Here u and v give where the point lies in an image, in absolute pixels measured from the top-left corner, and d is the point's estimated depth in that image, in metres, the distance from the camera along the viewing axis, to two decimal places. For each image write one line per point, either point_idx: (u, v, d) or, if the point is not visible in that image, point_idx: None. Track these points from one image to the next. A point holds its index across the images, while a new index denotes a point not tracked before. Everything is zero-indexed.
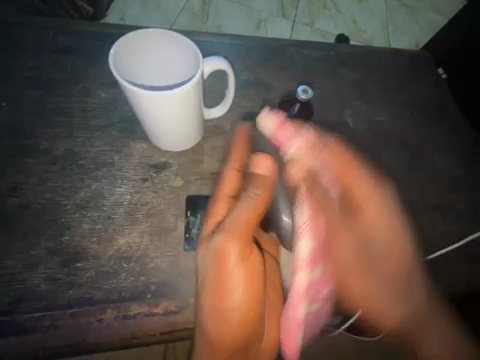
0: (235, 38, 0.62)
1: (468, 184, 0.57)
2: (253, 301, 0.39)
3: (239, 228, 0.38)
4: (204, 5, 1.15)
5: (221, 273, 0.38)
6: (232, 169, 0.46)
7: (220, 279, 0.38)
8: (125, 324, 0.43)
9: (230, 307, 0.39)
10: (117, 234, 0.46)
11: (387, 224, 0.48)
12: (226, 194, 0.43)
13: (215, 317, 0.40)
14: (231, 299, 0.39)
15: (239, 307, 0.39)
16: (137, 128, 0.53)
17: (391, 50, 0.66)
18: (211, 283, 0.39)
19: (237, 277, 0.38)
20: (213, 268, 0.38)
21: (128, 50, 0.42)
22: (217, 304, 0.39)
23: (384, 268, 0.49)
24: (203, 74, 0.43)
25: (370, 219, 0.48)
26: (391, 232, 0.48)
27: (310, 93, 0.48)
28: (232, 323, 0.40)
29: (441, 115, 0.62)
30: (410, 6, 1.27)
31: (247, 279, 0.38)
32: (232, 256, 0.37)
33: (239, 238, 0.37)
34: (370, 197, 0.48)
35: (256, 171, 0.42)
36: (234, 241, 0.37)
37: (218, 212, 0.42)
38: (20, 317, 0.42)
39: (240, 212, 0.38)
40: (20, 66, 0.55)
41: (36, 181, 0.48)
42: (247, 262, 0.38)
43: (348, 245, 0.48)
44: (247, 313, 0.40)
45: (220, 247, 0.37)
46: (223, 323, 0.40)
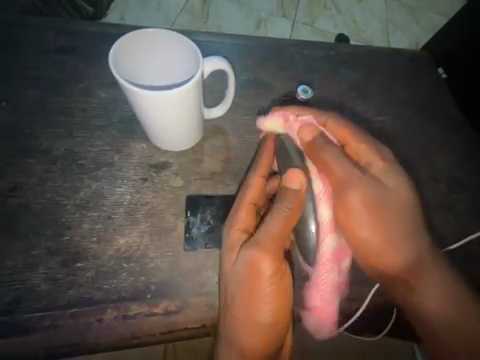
0: (235, 38, 0.62)
1: (468, 183, 0.57)
2: (283, 312, 0.41)
3: (272, 244, 0.40)
4: (204, 5, 1.15)
5: (255, 289, 0.40)
6: (257, 178, 0.45)
7: (252, 294, 0.40)
8: (125, 323, 0.43)
9: (261, 319, 0.41)
10: (117, 234, 0.46)
11: (393, 183, 0.45)
12: (248, 201, 0.45)
13: (246, 327, 0.42)
14: (261, 312, 0.41)
15: (269, 320, 0.41)
16: (137, 128, 0.53)
17: (391, 50, 0.66)
18: (242, 295, 0.41)
19: (268, 293, 0.40)
20: (246, 282, 0.40)
21: (128, 50, 0.42)
22: (248, 313, 0.41)
23: (404, 221, 0.44)
24: (203, 74, 0.43)
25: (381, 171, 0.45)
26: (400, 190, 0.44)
27: (308, 94, 0.48)
28: (262, 332, 0.42)
29: (441, 115, 0.62)
30: (410, 5, 1.27)
31: (277, 296, 0.41)
32: (265, 272, 0.39)
33: (273, 251, 0.39)
34: (371, 156, 0.46)
35: (288, 187, 0.41)
36: (268, 258, 0.39)
37: (242, 220, 0.44)
38: (20, 316, 0.41)
39: (274, 224, 0.40)
40: (20, 66, 0.55)
41: (36, 181, 0.48)
42: (279, 278, 0.40)
43: (377, 190, 0.43)
44: (276, 322, 0.42)
45: (254, 264, 0.40)
46: (253, 333, 0.42)
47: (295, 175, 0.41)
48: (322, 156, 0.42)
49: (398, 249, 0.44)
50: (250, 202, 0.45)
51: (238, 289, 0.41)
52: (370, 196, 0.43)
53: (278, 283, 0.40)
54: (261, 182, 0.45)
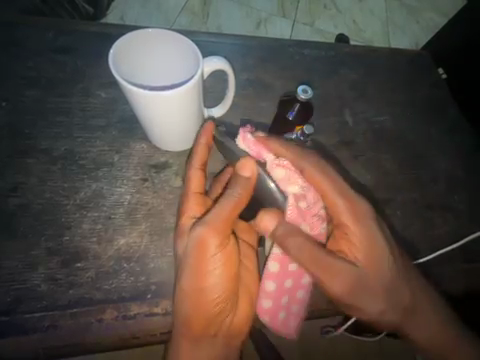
0: (235, 38, 0.62)
1: (468, 184, 0.57)
2: (228, 282, 0.40)
3: (220, 223, 0.38)
4: (204, 5, 1.15)
5: (201, 258, 0.38)
6: (197, 170, 0.45)
7: (200, 267, 0.38)
8: (125, 324, 0.42)
9: (206, 288, 0.39)
10: (117, 234, 0.46)
11: (363, 245, 0.43)
12: (193, 191, 0.45)
13: (192, 303, 0.39)
14: (208, 281, 0.39)
15: (216, 286, 0.39)
16: (137, 128, 0.53)
17: (391, 50, 0.66)
18: (188, 267, 0.38)
19: (215, 263, 0.39)
20: (192, 258, 0.38)
21: (128, 51, 0.42)
22: (195, 286, 0.39)
23: (377, 288, 0.43)
24: (203, 74, 0.43)
25: (351, 234, 0.43)
26: (368, 244, 0.43)
27: (310, 93, 0.46)
28: (211, 308, 0.40)
29: (441, 115, 0.62)
30: (410, 5, 1.27)
31: (223, 263, 0.39)
32: (211, 245, 0.38)
33: (221, 229, 0.38)
34: (353, 223, 0.43)
35: (241, 174, 0.40)
36: (214, 232, 0.38)
37: (191, 210, 0.44)
38: (20, 317, 0.41)
39: (223, 206, 0.39)
40: (20, 66, 0.55)
41: (36, 181, 0.48)
42: (224, 249, 0.39)
43: (354, 275, 0.42)
44: (224, 293, 0.40)
45: (200, 238, 0.37)
46: (197, 306, 0.39)
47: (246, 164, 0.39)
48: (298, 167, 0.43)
49: (373, 300, 0.44)
50: (195, 192, 0.45)
51: (185, 267, 0.39)
52: (351, 201, 0.43)
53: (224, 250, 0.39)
54: (200, 174, 0.46)
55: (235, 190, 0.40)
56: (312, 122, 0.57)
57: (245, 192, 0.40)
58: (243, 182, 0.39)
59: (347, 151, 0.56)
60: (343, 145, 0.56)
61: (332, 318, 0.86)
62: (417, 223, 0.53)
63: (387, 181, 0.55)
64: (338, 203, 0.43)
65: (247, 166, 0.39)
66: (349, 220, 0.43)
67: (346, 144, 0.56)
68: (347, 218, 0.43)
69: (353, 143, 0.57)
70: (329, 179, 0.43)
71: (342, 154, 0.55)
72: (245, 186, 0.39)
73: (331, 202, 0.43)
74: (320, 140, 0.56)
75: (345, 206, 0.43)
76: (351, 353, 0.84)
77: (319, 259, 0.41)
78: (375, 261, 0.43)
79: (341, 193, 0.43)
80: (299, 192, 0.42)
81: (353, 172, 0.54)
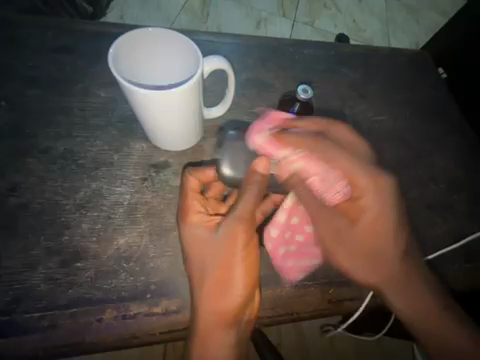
0: (235, 37, 0.61)
1: (468, 183, 0.57)
2: (252, 276, 0.41)
3: (247, 215, 0.41)
4: (204, 4, 1.15)
5: (230, 247, 0.41)
6: (192, 177, 0.45)
7: (228, 258, 0.41)
8: (125, 324, 0.43)
9: (232, 278, 0.41)
10: (117, 234, 0.46)
11: (376, 211, 0.47)
12: (192, 190, 0.45)
13: (219, 291, 0.41)
14: (233, 273, 0.41)
15: (240, 281, 0.41)
16: (137, 127, 0.53)
17: (391, 49, 0.66)
18: (216, 256, 0.41)
19: (241, 258, 0.41)
20: (222, 251, 0.41)
21: (127, 51, 0.42)
22: (222, 275, 0.41)
23: (371, 250, 0.47)
24: (203, 73, 0.42)
25: (364, 203, 0.47)
26: (381, 216, 0.46)
27: (310, 93, 0.46)
28: (235, 298, 0.41)
29: (441, 115, 0.62)
30: (410, 5, 1.27)
31: (248, 256, 0.41)
32: (241, 239, 0.41)
33: (248, 224, 0.41)
34: (373, 197, 0.46)
35: (256, 169, 0.43)
36: (244, 225, 0.41)
37: (193, 207, 0.44)
38: (20, 316, 0.41)
39: (244, 203, 0.42)
40: (20, 65, 0.55)
41: (35, 180, 0.48)
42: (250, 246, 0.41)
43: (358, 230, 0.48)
44: (248, 286, 0.41)
45: (231, 230, 0.41)
46: (223, 296, 0.41)
47: (262, 162, 0.43)
48: (318, 148, 0.45)
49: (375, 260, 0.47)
50: (194, 191, 0.45)
51: (214, 257, 0.42)
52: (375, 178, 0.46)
53: (250, 247, 0.41)
54: (197, 181, 0.45)
55: (251, 188, 0.42)
56: None
57: (261, 189, 0.42)
58: (258, 180, 0.42)
59: None
60: None
61: (331, 318, 0.86)
62: (416, 223, 0.53)
63: None
64: (360, 182, 0.46)
65: (262, 166, 0.43)
66: (362, 183, 0.46)
67: None
68: (367, 193, 0.46)
69: None
70: (358, 165, 0.45)
71: None
72: (260, 184, 0.42)
73: (353, 180, 0.46)
74: None
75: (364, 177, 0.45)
76: (351, 353, 0.84)
77: (325, 216, 0.47)
78: (379, 225, 0.47)
79: (365, 171, 0.46)
80: (321, 176, 0.45)
81: None
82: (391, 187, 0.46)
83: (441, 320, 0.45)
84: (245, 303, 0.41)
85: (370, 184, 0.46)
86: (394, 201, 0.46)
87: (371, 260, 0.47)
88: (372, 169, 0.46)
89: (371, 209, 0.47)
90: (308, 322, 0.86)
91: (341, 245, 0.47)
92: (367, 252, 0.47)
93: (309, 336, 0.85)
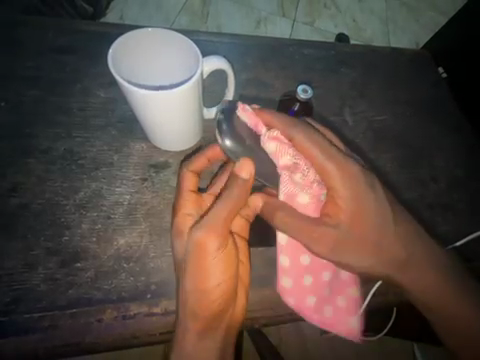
0: (235, 37, 0.61)
1: (468, 183, 0.57)
2: (229, 280, 0.40)
3: (219, 223, 0.38)
4: (204, 4, 1.15)
5: (202, 257, 0.38)
6: (189, 172, 0.45)
7: (201, 266, 0.38)
8: (124, 324, 0.42)
9: (210, 285, 0.39)
10: (117, 234, 0.46)
11: (361, 203, 0.39)
12: (189, 190, 0.44)
13: (198, 294, 0.39)
14: (208, 277, 0.39)
15: (218, 285, 0.39)
16: (137, 127, 0.53)
17: (391, 49, 0.66)
18: (191, 265, 0.39)
19: (215, 264, 0.39)
20: (191, 258, 0.38)
21: (127, 51, 0.42)
22: (199, 283, 0.39)
23: (373, 251, 0.41)
24: (202, 73, 0.43)
25: (343, 197, 0.39)
26: (356, 203, 0.39)
27: (310, 93, 0.46)
28: (215, 301, 0.40)
29: (441, 114, 0.62)
30: (410, 5, 1.27)
31: (224, 262, 0.39)
32: (213, 247, 0.38)
33: (219, 231, 0.38)
34: (342, 184, 0.38)
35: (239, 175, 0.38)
36: (215, 234, 0.37)
37: (187, 207, 0.43)
38: (20, 317, 0.42)
39: (221, 206, 0.38)
40: (19, 66, 0.55)
41: (35, 181, 0.48)
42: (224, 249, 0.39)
43: (355, 232, 0.40)
44: (225, 288, 0.40)
45: (199, 241, 0.37)
46: (204, 300, 0.39)
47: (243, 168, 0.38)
48: (292, 131, 0.39)
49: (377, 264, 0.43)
50: (190, 190, 0.44)
51: (187, 265, 0.39)
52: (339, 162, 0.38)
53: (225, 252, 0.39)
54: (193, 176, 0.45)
55: (226, 193, 0.39)
56: None
57: (241, 192, 0.39)
58: (239, 184, 0.39)
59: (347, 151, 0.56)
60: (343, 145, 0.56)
61: None
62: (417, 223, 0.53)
63: (387, 181, 0.55)
64: (328, 168, 0.38)
65: (243, 171, 0.38)
66: (337, 178, 0.38)
67: (346, 144, 0.56)
68: (343, 183, 0.38)
69: (354, 143, 0.57)
70: (318, 146, 0.38)
71: None
72: (240, 189, 0.39)
73: (322, 170, 0.38)
74: None
75: (329, 165, 0.38)
76: (352, 353, 0.84)
77: (309, 226, 0.40)
78: (366, 224, 0.40)
79: (329, 157, 0.38)
80: (291, 163, 0.39)
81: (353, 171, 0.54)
82: (357, 172, 0.39)
83: (450, 295, 0.45)
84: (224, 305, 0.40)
85: (341, 175, 0.38)
86: (364, 188, 0.39)
87: (377, 257, 0.42)
88: (337, 155, 0.39)
89: (341, 194, 0.39)
90: (308, 322, 0.86)
91: (343, 252, 0.41)
92: (368, 250, 0.41)
93: (309, 336, 0.85)
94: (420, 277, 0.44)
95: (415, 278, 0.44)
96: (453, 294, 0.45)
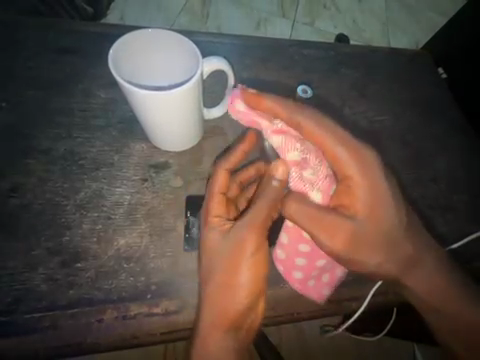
0: (235, 38, 0.62)
1: (468, 183, 0.57)
2: (258, 283, 0.39)
3: (261, 223, 0.38)
4: (204, 4, 1.16)
5: (238, 252, 0.38)
6: (223, 171, 0.42)
7: (236, 261, 0.38)
8: (125, 324, 0.43)
9: (239, 284, 0.39)
10: (117, 234, 0.46)
11: (378, 192, 0.41)
12: (219, 191, 0.42)
13: (225, 291, 0.39)
14: (238, 275, 0.39)
15: (247, 285, 0.39)
16: (137, 128, 0.53)
17: (391, 49, 0.66)
18: (224, 259, 0.39)
19: (250, 262, 0.38)
20: (230, 252, 0.38)
21: (127, 51, 0.42)
22: (228, 280, 0.39)
23: (389, 242, 0.42)
24: (202, 74, 0.43)
25: (359, 186, 0.40)
26: (373, 193, 0.40)
27: (309, 93, 0.46)
28: (239, 302, 0.39)
29: (441, 114, 0.62)
30: (410, 5, 1.27)
31: (257, 261, 0.39)
32: (250, 245, 0.38)
33: (258, 231, 0.38)
34: (359, 174, 0.40)
35: (274, 176, 0.39)
36: (255, 231, 0.38)
37: (214, 210, 0.41)
38: (20, 317, 0.42)
39: (260, 207, 0.38)
40: (20, 66, 0.55)
41: (36, 181, 0.48)
42: (260, 252, 0.39)
43: (374, 222, 0.41)
44: (253, 292, 0.39)
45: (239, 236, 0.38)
46: (231, 297, 0.39)
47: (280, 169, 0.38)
48: (295, 115, 0.40)
49: (394, 260, 0.43)
50: (219, 191, 0.42)
51: (222, 260, 0.39)
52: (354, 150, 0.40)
53: (261, 252, 0.39)
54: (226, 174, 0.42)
55: (264, 193, 0.38)
56: None
57: (279, 195, 0.38)
58: (273, 185, 0.38)
59: None
60: None
61: (332, 318, 0.86)
62: None
63: None
64: (341, 155, 0.40)
65: (278, 170, 0.38)
66: (351, 166, 0.40)
67: None
68: (361, 171, 0.40)
69: None
70: (334, 135, 0.40)
71: None
72: (276, 191, 0.38)
73: (333, 158, 0.40)
74: None
75: (348, 157, 0.40)
76: (352, 353, 0.84)
77: (322, 218, 0.39)
78: (382, 212, 0.41)
79: (344, 147, 0.40)
80: (299, 159, 0.40)
81: None
82: (371, 159, 0.41)
83: (460, 295, 0.44)
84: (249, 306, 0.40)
85: (358, 165, 0.40)
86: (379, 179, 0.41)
87: (389, 247, 0.42)
88: (353, 143, 0.41)
89: (357, 183, 0.40)
90: (309, 323, 0.86)
91: (358, 245, 0.41)
92: (379, 245, 0.42)
93: (309, 336, 0.85)
94: (431, 271, 0.44)
95: (426, 273, 0.44)
96: (463, 297, 0.44)
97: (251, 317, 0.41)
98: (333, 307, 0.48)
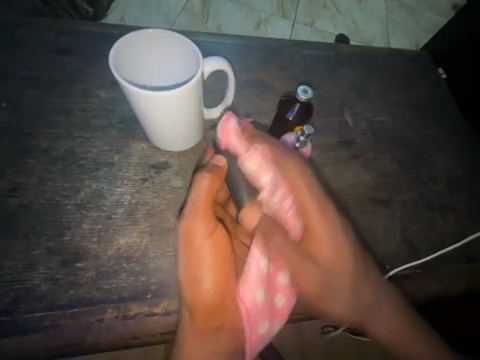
0: (235, 38, 0.62)
1: (468, 184, 0.57)
2: (223, 272, 0.39)
3: (199, 207, 0.38)
4: (204, 5, 1.16)
5: (191, 248, 0.39)
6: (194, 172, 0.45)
7: (191, 259, 0.39)
8: (125, 324, 0.43)
9: (203, 282, 0.39)
10: (117, 234, 0.46)
11: (334, 230, 0.46)
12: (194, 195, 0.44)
13: (193, 290, 0.40)
14: (200, 274, 0.39)
15: (210, 278, 0.39)
16: (137, 128, 0.53)
17: (391, 49, 0.66)
18: (184, 262, 0.39)
19: (207, 252, 0.39)
20: (184, 252, 0.39)
21: (128, 51, 0.42)
22: (191, 279, 0.39)
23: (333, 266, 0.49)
24: (203, 74, 0.43)
25: (322, 219, 0.46)
26: (330, 227, 0.46)
27: (310, 93, 0.46)
28: (207, 295, 0.40)
29: (440, 115, 0.62)
30: (410, 6, 1.27)
31: (215, 253, 0.39)
32: (198, 234, 0.38)
33: (203, 215, 0.38)
34: (321, 218, 0.45)
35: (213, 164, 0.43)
36: (200, 218, 0.38)
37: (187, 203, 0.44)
38: (20, 317, 0.41)
39: (197, 191, 0.39)
40: (20, 66, 0.55)
41: (36, 181, 0.48)
42: (212, 237, 0.39)
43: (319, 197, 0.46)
44: (221, 284, 0.40)
45: (186, 231, 0.38)
46: (199, 296, 0.40)
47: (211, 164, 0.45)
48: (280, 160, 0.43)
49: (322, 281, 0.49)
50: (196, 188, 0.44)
51: (180, 260, 0.40)
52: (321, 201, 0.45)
53: (212, 237, 0.39)
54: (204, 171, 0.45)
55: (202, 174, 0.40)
56: (312, 122, 0.57)
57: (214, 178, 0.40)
58: (203, 183, 0.39)
59: (347, 151, 0.56)
60: (343, 145, 0.56)
61: (332, 319, 0.86)
62: (416, 223, 0.53)
63: (387, 181, 0.55)
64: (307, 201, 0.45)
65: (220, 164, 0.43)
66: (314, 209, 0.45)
67: (346, 144, 0.56)
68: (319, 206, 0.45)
69: (353, 143, 0.57)
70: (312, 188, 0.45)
71: (343, 154, 0.55)
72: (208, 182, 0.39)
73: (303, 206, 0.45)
74: (320, 139, 0.56)
75: (314, 204, 0.45)
76: (351, 353, 0.85)
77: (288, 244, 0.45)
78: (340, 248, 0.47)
79: (314, 192, 0.45)
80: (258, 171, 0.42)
81: (354, 172, 0.54)
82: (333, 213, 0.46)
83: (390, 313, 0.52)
84: (221, 302, 0.41)
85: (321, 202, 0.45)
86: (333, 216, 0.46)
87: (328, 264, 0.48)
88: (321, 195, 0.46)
89: (318, 228, 0.46)
90: (308, 323, 0.86)
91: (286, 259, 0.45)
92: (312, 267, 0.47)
93: (308, 336, 0.85)
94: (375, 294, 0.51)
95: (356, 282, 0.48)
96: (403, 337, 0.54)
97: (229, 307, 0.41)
98: None
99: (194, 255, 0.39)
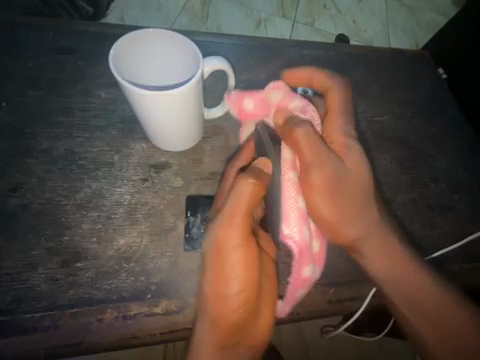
0: (235, 38, 0.62)
1: (469, 184, 0.57)
2: (253, 290, 0.36)
3: (237, 216, 0.36)
4: (204, 5, 1.15)
5: (221, 257, 0.36)
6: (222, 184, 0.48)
7: (220, 271, 0.36)
8: (125, 324, 0.42)
9: (231, 298, 0.36)
10: (117, 234, 0.46)
11: (363, 174, 0.44)
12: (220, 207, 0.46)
13: (216, 304, 0.37)
14: (229, 289, 0.36)
15: (238, 295, 0.36)
16: (137, 128, 0.53)
17: (391, 49, 0.66)
18: (211, 272, 0.37)
19: (238, 266, 0.36)
20: (213, 262, 0.37)
21: (128, 51, 0.42)
22: (216, 291, 0.37)
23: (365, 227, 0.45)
24: (203, 74, 0.42)
25: (346, 156, 0.45)
26: (359, 167, 0.44)
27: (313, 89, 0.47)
28: (232, 311, 0.37)
29: (440, 115, 0.62)
30: (410, 6, 1.27)
31: (247, 269, 0.36)
32: (231, 244, 0.36)
33: (240, 228, 0.36)
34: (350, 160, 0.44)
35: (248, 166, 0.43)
36: (235, 226, 0.36)
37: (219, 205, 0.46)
38: (20, 317, 0.41)
39: (233, 197, 0.37)
40: (20, 66, 0.55)
41: (36, 181, 0.48)
42: (247, 249, 0.36)
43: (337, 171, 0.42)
44: (247, 302, 0.36)
45: (218, 240, 0.36)
46: (222, 312, 0.37)
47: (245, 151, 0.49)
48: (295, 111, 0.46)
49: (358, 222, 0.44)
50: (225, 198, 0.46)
51: (207, 267, 0.38)
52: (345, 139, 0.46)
53: (246, 251, 0.36)
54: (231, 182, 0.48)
55: (244, 174, 0.37)
56: None
57: (255, 188, 0.37)
58: (245, 187, 0.36)
59: None
60: None
61: (332, 319, 0.86)
62: (416, 223, 0.53)
63: (387, 181, 0.55)
64: (335, 138, 0.46)
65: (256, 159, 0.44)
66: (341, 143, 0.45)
67: None
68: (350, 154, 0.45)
69: None
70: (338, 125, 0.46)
71: None
72: (250, 188, 0.36)
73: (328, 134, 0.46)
74: None
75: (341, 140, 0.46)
76: (352, 353, 0.85)
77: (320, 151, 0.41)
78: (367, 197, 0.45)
79: (341, 128, 0.46)
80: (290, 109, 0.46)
81: None
82: (360, 156, 0.45)
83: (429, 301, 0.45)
84: (248, 319, 0.38)
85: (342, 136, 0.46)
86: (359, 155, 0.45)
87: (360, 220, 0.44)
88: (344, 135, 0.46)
89: (350, 164, 0.44)
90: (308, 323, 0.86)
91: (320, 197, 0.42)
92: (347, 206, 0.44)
93: (308, 336, 0.85)
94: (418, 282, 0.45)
95: (391, 262, 0.45)
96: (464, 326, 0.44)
97: (251, 327, 0.39)
98: (334, 306, 0.47)
99: (223, 267, 0.36)
